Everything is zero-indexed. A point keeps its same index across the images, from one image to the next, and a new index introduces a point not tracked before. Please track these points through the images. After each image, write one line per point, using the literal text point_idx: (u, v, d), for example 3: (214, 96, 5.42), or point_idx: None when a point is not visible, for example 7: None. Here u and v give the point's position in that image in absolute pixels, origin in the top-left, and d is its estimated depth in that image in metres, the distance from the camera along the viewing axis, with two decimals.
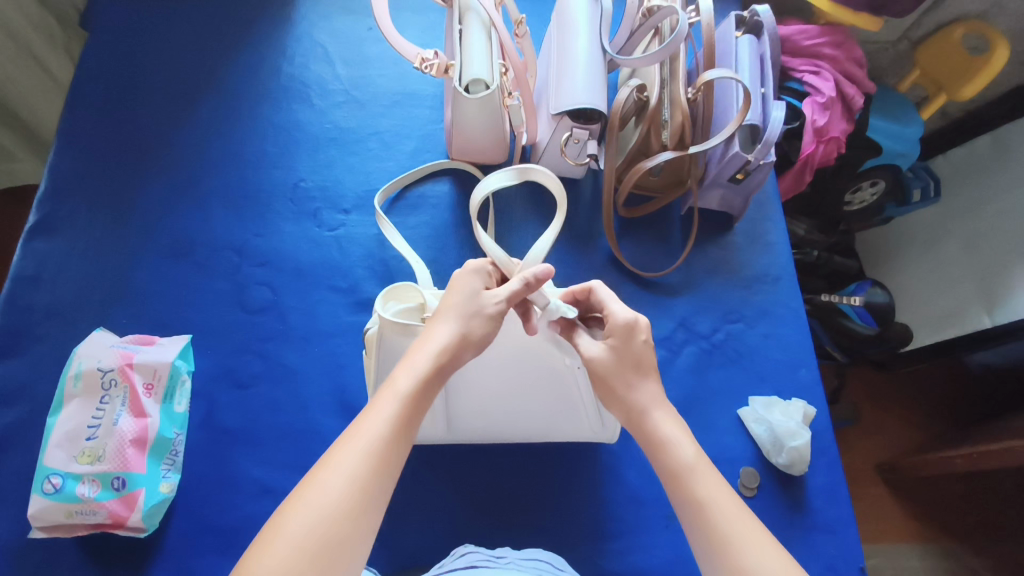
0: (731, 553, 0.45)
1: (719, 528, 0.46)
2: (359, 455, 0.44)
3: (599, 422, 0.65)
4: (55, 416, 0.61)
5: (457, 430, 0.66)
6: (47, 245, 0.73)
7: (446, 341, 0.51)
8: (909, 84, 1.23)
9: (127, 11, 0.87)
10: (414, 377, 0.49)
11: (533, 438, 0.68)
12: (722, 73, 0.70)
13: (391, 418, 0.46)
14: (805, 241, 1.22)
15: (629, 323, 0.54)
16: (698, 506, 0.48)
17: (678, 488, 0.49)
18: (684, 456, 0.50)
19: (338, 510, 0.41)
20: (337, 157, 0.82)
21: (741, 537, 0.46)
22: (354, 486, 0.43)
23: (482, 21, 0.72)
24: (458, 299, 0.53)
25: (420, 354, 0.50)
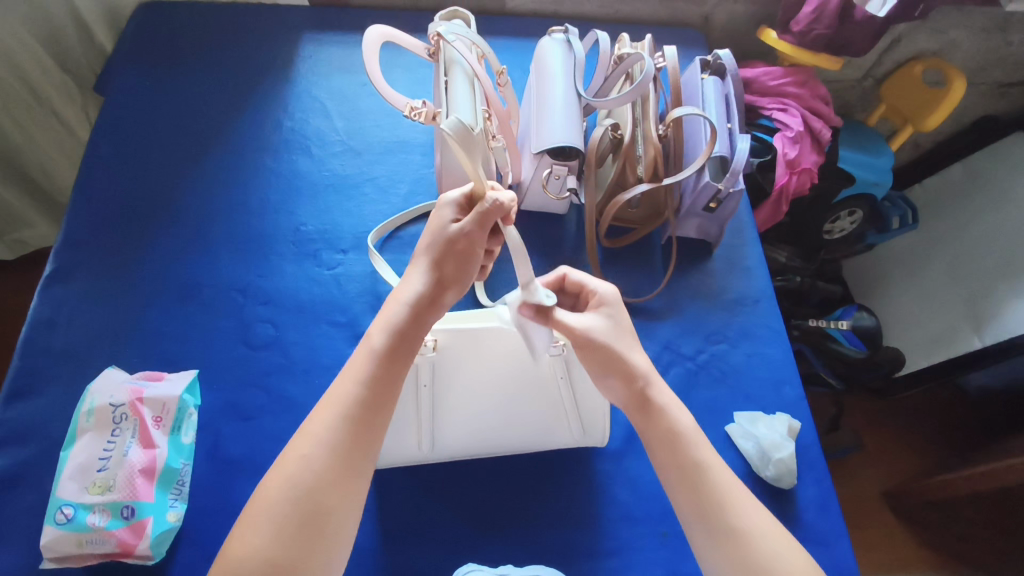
0: (724, 516, 0.52)
1: (712, 491, 0.53)
2: (334, 419, 0.51)
3: (583, 424, 0.70)
4: (68, 449, 0.64)
5: (444, 448, 0.69)
6: (63, 291, 0.77)
7: (417, 288, 0.57)
8: (877, 118, 1.30)
9: (141, 77, 0.95)
10: (388, 332, 0.55)
11: (519, 449, 0.71)
12: (688, 111, 0.75)
13: (361, 378, 0.53)
14: (787, 268, 1.27)
15: (610, 294, 0.61)
16: (697, 469, 0.54)
17: (681, 449, 0.55)
18: (683, 423, 0.57)
19: (321, 472, 0.48)
20: (335, 201, 0.87)
21: (735, 501, 0.53)
22: (334, 446, 0.50)
23: (466, 73, 0.77)
24: (427, 245, 0.59)
25: (394, 304, 0.57)
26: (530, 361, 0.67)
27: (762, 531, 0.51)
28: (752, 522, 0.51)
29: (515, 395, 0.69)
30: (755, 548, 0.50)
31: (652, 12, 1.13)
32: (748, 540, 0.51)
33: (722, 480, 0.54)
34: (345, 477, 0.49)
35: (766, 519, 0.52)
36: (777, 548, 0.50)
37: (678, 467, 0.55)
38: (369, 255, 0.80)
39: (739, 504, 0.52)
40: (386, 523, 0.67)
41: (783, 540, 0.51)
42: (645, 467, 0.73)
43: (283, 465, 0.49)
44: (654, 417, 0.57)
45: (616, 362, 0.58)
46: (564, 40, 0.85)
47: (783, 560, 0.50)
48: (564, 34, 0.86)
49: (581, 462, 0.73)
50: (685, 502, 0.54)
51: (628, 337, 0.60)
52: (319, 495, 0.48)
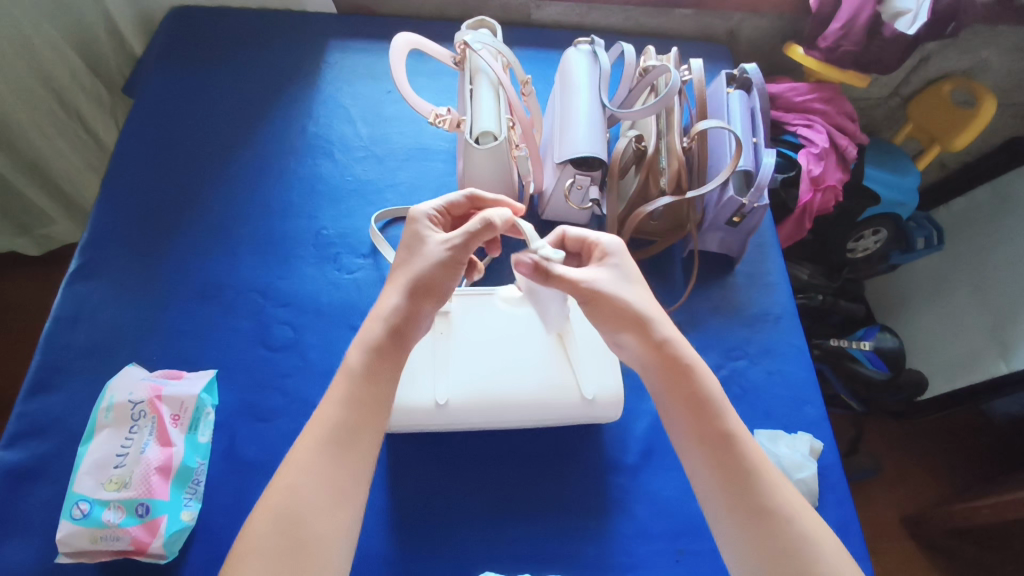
0: (754, 495, 0.52)
1: (743, 464, 0.53)
2: (322, 447, 0.51)
3: (592, 391, 0.72)
4: (87, 445, 0.65)
5: (454, 409, 0.69)
6: (86, 287, 0.78)
7: (396, 300, 0.58)
8: (903, 137, 1.28)
9: (170, 80, 0.97)
10: (364, 351, 0.56)
11: (529, 418, 0.71)
12: (713, 124, 0.75)
13: (344, 399, 0.53)
14: (809, 286, 1.24)
15: (614, 244, 0.63)
16: (725, 439, 0.55)
17: (707, 414, 0.56)
18: (710, 387, 0.57)
19: (308, 501, 0.49)
20: (357, 206, 0.88)
21: (765, 478, 0.53)
22: (317, 474, 0.50)
23: (491, 81, 0.79)
24: (409, 258, 0.61)
25: (373, 321, 0.57)
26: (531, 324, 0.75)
27: (795, 510, 0.52)
28: (784, 497, 0.52)
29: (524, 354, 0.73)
30: (789, 526, 0.50)
31: (677, 26, 1.13)
32: (782, 516, 0.51)
33: (752, 453, 0.54)
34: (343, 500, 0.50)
35: (795, 492, 0.53)
36: (811, 524, 0.51)
37: (711, 443, 0.54)
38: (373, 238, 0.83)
39: (769, 479, 0.53)
40: (400, 529, 0.67)
41: (817, 521, 0.52)
42: (662, 483, 0.72)
43: (288, 474, 0.50)
44: (681, 377, 0.57)
45: (630, 312, 0.59)
46: (589, 51, 0.85)
47: (816, 540, 0.50)
48: (591, 46, 0.86)
49: (598, 475, 0.72)
50: (716, 471, 0.54)
51: (634, 284, 0.61)
52: (318, 520, 0.48)
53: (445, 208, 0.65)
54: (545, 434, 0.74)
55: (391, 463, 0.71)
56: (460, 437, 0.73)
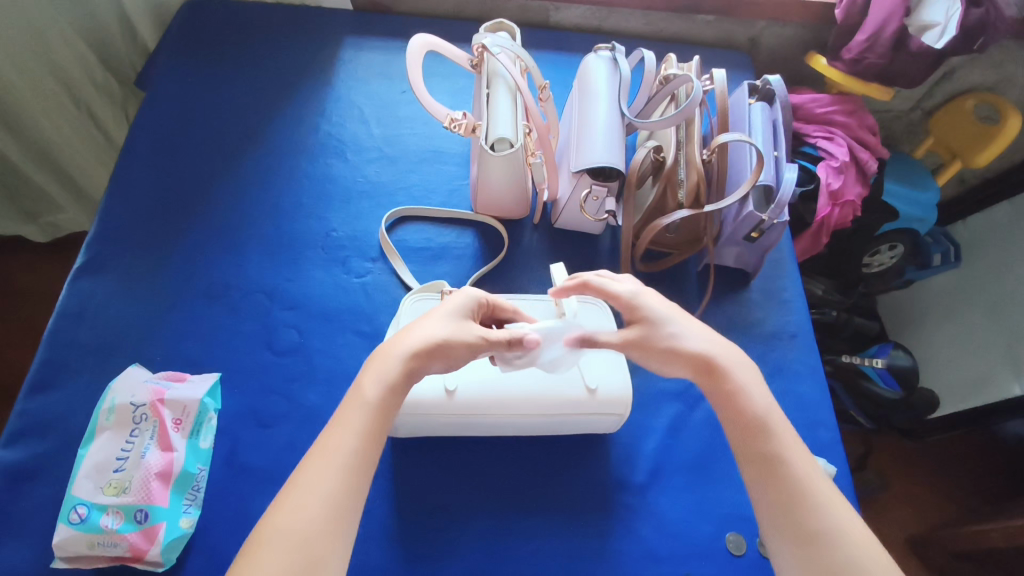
0: (801, 514, 0.48)
1: (791, 483, 0.50)
2: (331, 467, 0.47)
3: (597, 382, 0.69)
4: (86, 447, 0.63)
5: (462, 399, 0.67)
6: (92, 283, 0.77)
7: (415, 345, 0.54)
8: (924, 151, 1.26)
9: (182, 72, 0.95)
10: (382, 385, 0.52)
11: (537, 409, 0.68)
12: (734, 137, 0.73)
13: (362, 431, 0.49)
14: (823, 301, 1.22)
15: (630, 290, 0.62)
16: (770, 460, 0.51)
17: (752, 436, 0.53)
18: (759, 406, 0.54)
19: (318, 520, 0.45)
20: (368, 208, 0.86)
21: (814, 496, 0.49)
22: (331, 496, 0.46)
23: (508, 86, 0.78)
24: (443, 317, 0.57)
25: (389, 359, 0.53)
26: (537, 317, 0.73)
27: (847, 528, 0.47)
28: (831, 512, 0.48)
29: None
30: (833, 542, 0.47)
31: (699, 33, 1.11)
32: (827, 534, 0.47)
33: (799, 473, 0.50)
34: (339, 517, 0.46)
35: (844, 505, 0.49)
36: (855, 545, 0.46)
37: (764, 463, 0.51)
38: (381, 241, 0.83)
39: (818, 498, 0.49)
40: (402, 543, 0.65)
41: (864, 539, 0.47)
42: (670, 504, 0.71)
43: (297, 486, 0.46)
44: (729, 403, 0.55)
45: (674, 353, 0.58)
46: (609, 57, 0.83)
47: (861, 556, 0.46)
48: (611, 52, 0.84)
49: (604, 492, 0.71)
50: (767, 497, 0.50)
51: (673, 321, 0.59)
52: (317, 541, 0.44)
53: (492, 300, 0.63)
54: (552, 448, 0.73)
55: (394, 474, 0.69)
56: (465, 450, 0.72)
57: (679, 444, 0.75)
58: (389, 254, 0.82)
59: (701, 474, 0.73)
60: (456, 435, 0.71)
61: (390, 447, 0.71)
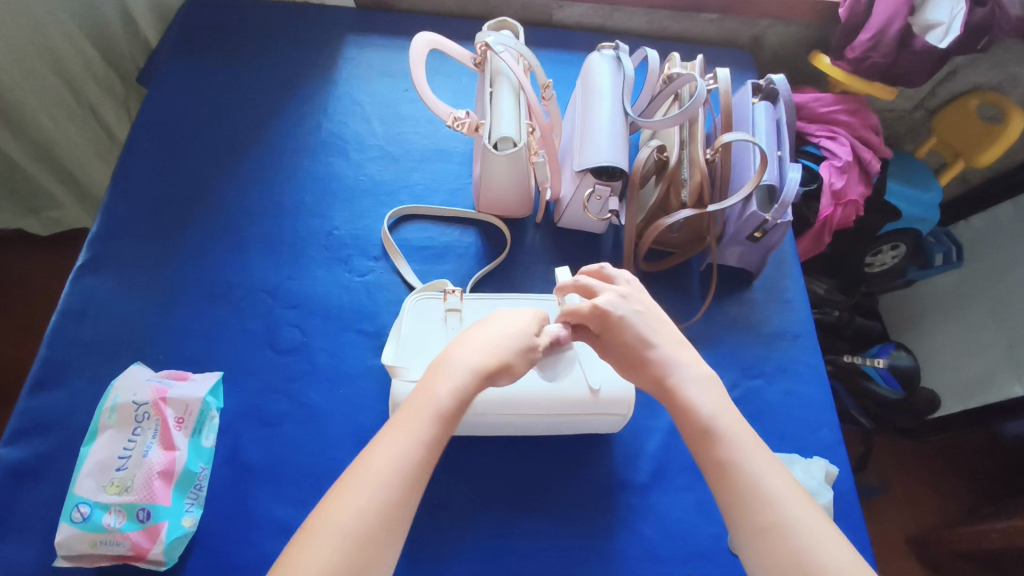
0: (758, 518, 0.46)
1: (743, 486, 0.48)
2: (387, 471, 0.45)
3: (599, 382, 0.68)
4: (88, 446, 0.63)
5: None
6: (94, 281, 0.77)
7: (479, 355, 0.54)
8: (926, 151, 1.26)
9: (184, 69, 0.95)
10: (452, 394, 0.50)
11: (539, 409, 0.68)
12: (739, 137, 0.73)
13: (424, 440, 0.48)
14: (826, 300, 1.22)
15: (597, 304, 0.59)
16: (720, 467, 0.50)
17: (702, 445, 0.51)
18: (703, 416, 0.52)
19: (371, 524, 0.43)
20: (370, 207, 0.86)
21: (769, 494, 0.47)
22: (387, 498, 0.44)
23: (511, 85, 0.79)
24: (508, 326, 0.58)
25: (457, 367, 0.52)
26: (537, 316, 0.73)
27: (806, 523, 0.46)
28: (787, 509, 0.46)
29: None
30: (789, 544, 0.45)
31: (702, 31, 1.11)
32: (783, 532, 0.45)
33: (748, 474, 0.48)
34: (392, 522, 0.44)
35: (800, 499, 0.47)
36: (816, 541, 0.45)
37: (718, 469, 0.50)
38: (382, 239, 0.83)
39: (769, 497, 0.47)
40: (405, 541, 0.65)
41: (823, 532, 0.45)
42: (672, 504, 0.71)
43: (349, 486, 0.44)
44: (681, 411, 0.54)
45: (640, 368, 0.57)
46: (613, 56, 0.83)
47: (820, 552, 0.44)
48: (614, 51, 0.84)
49: (606, 492, 0.71)
50: (725, 505, 0.49)
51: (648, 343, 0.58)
52: (367, 546, 0.42)
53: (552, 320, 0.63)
54: (555, 448, 0.73)
55: None
56: (467, 449, 0.72)
57: (681, 444, 0.75)
58: (392, 253, 0.82)
59: (704, 474, 0.73)
60: (459, 434, 0.71)
61: None
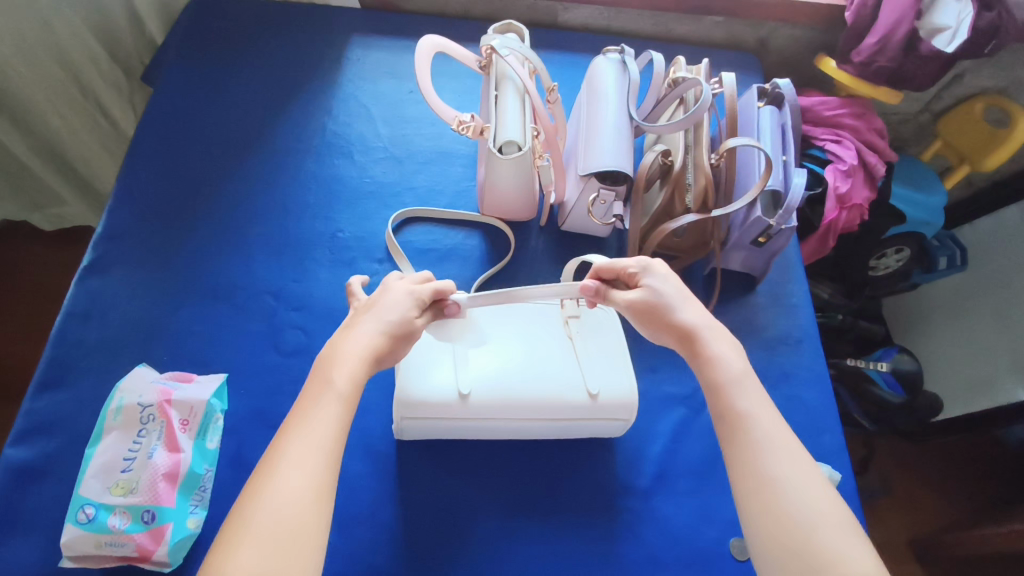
0: (756, 467, 0.50)
1: (750, 441, 0.51)
2: (302, 450, 0.48)
3: (598, 387, 0.68)
4: (94, 447, 0.64)
5: (475, 403, 0.66)
6: (99, 283, 0.77)
7: (367, 343, 0.55)
8: (931, 154, 1.25)
9: (188, 69, 0.95)
10: (352, 379, 0.52)
11: (543, 414, 0.67)
12: (744, 141, 0.73)
13: (330, 424, 0.50)
14: (829, 305, 1.23)
15: (642, 263, 0.62)
16: (731, 423, 0.53)
17: (719, 402, 0.54)
18: (725, 373, 0.55)
19: (300, 498, 0.45)
20: (374, 210, 0.86)
21: (771, 452, 0.50)
22: (308, 472, 0.47)
23: (517, 89, 0.78)
24: (385, 309, 0.58)
25: (349, 357, 0.53)
26: (542, 320, 0.73)
27: (799, 480, 0.49)
28: (784, 465, 0.49)
29: (528, 354, 0.70)
30: (782, 496, 0.48)
31: (708, 33, 1.11)
32: (777, 486, 0.48)
33: (760, 429, 0.52)
34: (319, 493, 0.46)
35: (801, 458, 0.50)
36: (805, 494, 0.48)
37: (732, 425, 0.53)
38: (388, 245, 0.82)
39: (774, 454, 0.50)
40: (406, 544, 0.66)
41: (813, 486, 0.48)
42: (674, 508, 0.71)
43: (276, 469, 0.46)
44: (702, 369, 0.56)
45: (668, 325, 0.60)
46: (618, 61, 0.83)
47: (807, 503, 0.47)
48: (620, 55, 0.84)
49: (607, 495, 0.71)
50: (729, 458, 0.52)
51: (683, 299, 0.60)
52: (299, 517, 0.44)
53: (434, 290, 0.63)
54: (558, 452, 0.73)
55: (399, 476, 0.69)
56: (469, 452, 0.72)
57: (682, 449, 0.75)
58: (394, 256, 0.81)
59: (705, 480, 0.73)
60: (461, 438, 0.71)
61: (395, 449, 0.71)
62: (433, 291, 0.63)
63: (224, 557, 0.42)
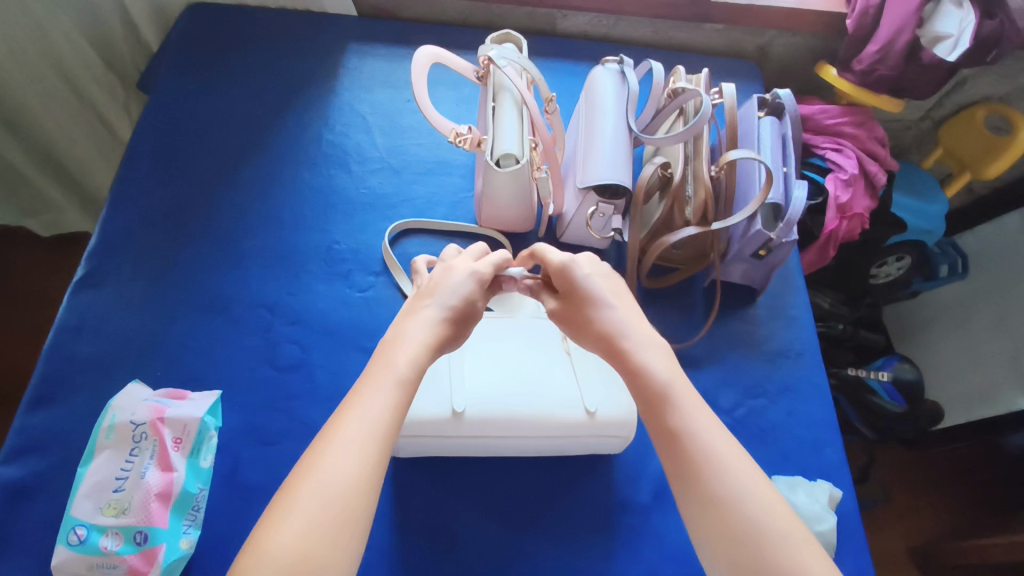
0: (703, 486, 0.46)
1: (695, 456, 0.48)
2: (357, 428, 0.45)
3: (595, 405, 0.67)
4: (86, 465, 0.63)
5: (469, 420, 0.65)
6: (92, 297, 0.76)
7: (428, 333, 0.53)
8: (934, 161, 1.24)
9: (184, 78, 0.94)
10: (413, 362, 0.50)
11: (541, 433, 0.66)
12: (744, 154, 0.72)
13: (388, 407, 0.47)
14: (830, 314, 1.22)
15: (565, 261, 0.59)
16: (672, 438, 0.49)
17: (657, 415, 0.51)
18: (660, 381, 0.52)
19: (353, 480, 0.43)
20: (371, 221, 0.85)
21: (717, 465, 0.47)
22: (364, 454, 0.44)
23: (514, 99, 0.77)
24: (448, 293, 0.56)
25: (407, 345, 0.51)
26: (543, 336, 0.72)
27: (752, 493, 0.46)
28: (735, 479, 0.46)
29: (527, 371, 0.69)
30: (736, 515, 0.45)
31: (708, 40, 1.10)
32: (731, 505, 0.45)
33: (703, 445, 0.48)
34: (371, 478, 0.44)
35: (751, 468, 0.47)
36: (760, 509, 0.45)
37: (672, 442, 0.49)
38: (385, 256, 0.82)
39: (722, 469, 0.47)
40: (402, 563, 0.65)
41: (766, 499, 0.45)
42: (673, 525, 0.70)
43: (333, 444, 0.44)
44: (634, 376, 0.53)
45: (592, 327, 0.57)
46: (617, 70, 0.82)
47: (763, 519, 0.45)
48: (619, 64, 0.83)
49: (606, 512, 0.70)
50: (675, 475, 0.49)
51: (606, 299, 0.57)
52: (349, 499, 0.42)
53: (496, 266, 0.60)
54: (556, 468, 0.72)
55: (396, 493, 0.69)
56: (467, 469, 0.71)
57: None
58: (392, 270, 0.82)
59: None
60: (459, 455, 0.70)
61: (391, 466, 0.70)
62: (493, 268, 0.60)
63: (264, 539, 0.40)
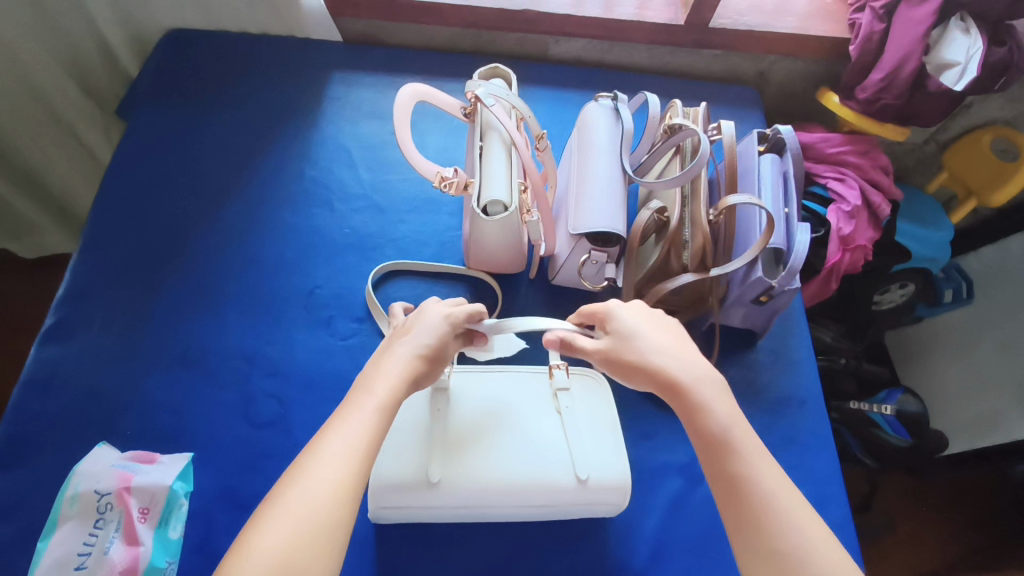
0: (763, 535, 0.44)
1: (754, 502, 0.45)
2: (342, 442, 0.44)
3: (587, 472, 0.63)
4: (46, 540, 0.59)
5: (446, 490, 0.61)
6: (59, 350, 0.72)
7: (403, 371, 0.51)
8: (937, 186, 1.20)
9: (162, 109, 0.91)
10: (390, 391, 0.49)
11: (529, 501, 0.63)
12: (744, 199, 0.67)
13: (371, 427, 0.46)
14: (833, 348, 1.18)
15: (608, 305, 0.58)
16: (730, 484, 0.47)
17: (713, 458, 0.48)
18: (718, 425, 0.49)
19: (338, 489, 0.41)
20: (355, 264, 0.82)
21: (776, 513, 0.45)
22: (348, 464, 0.43)
23: (502, 140, 0.73)
24: (420, 334, 0.54)
25: (379, 384, 0.49)
26: (533, 393, 0.69)
27: (813, 545, 0.43)
28: (796, 529, 0.44)
29: (516, 432, 0.65)
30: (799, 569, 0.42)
31: (706, 66, 1.06)
32: (793, 559, 0.42)
33: (763, 492, 0.46)
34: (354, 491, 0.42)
35: (810, 518, 0.45)
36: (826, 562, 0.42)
37: (729, 488, 0.47)
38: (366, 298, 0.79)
39: (779, 518, 0.44)
40: None
41: (829, 552, 0.43)
42: None
43: (316, 459, 0.43)
44: (690, 417, 0.50)
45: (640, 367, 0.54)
46: (611, 107, 0.79)
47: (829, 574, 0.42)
48: (613, 101, 0.79)
49: None
50: (732, 526, 0.46)
51: (656, 336, 0.55)
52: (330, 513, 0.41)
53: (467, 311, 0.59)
54: (546, 531, 0.69)
55: (377, 561, 0.65)
56: (453, 533, 0.67)
57: (680, 525, 0.70)
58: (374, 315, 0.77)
59: (704, 560, 0.68)
60: (444, 520, 0.67)
61: (373, 532, 0.66)
62: (466, 316, 0.57)
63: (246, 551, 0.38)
